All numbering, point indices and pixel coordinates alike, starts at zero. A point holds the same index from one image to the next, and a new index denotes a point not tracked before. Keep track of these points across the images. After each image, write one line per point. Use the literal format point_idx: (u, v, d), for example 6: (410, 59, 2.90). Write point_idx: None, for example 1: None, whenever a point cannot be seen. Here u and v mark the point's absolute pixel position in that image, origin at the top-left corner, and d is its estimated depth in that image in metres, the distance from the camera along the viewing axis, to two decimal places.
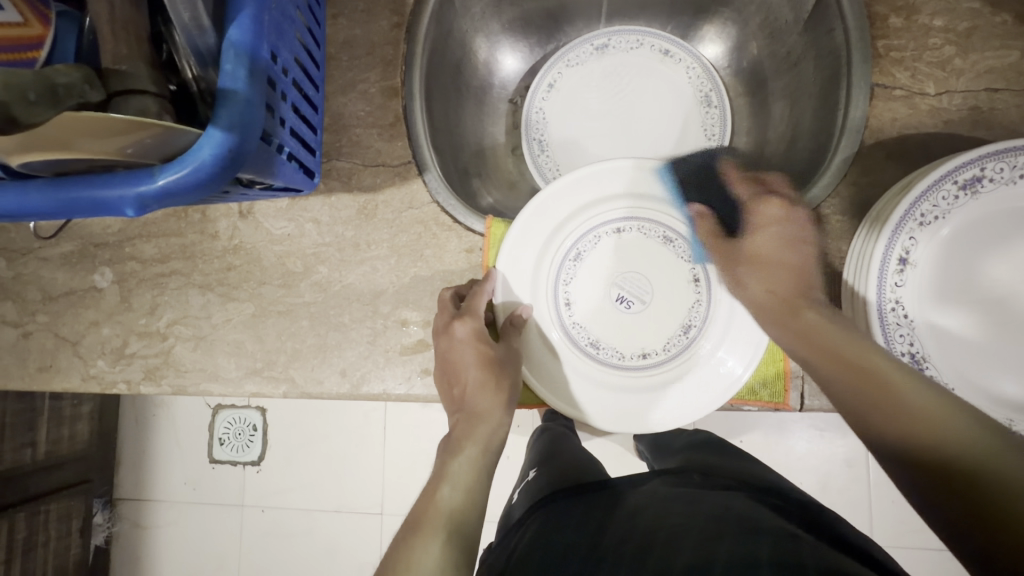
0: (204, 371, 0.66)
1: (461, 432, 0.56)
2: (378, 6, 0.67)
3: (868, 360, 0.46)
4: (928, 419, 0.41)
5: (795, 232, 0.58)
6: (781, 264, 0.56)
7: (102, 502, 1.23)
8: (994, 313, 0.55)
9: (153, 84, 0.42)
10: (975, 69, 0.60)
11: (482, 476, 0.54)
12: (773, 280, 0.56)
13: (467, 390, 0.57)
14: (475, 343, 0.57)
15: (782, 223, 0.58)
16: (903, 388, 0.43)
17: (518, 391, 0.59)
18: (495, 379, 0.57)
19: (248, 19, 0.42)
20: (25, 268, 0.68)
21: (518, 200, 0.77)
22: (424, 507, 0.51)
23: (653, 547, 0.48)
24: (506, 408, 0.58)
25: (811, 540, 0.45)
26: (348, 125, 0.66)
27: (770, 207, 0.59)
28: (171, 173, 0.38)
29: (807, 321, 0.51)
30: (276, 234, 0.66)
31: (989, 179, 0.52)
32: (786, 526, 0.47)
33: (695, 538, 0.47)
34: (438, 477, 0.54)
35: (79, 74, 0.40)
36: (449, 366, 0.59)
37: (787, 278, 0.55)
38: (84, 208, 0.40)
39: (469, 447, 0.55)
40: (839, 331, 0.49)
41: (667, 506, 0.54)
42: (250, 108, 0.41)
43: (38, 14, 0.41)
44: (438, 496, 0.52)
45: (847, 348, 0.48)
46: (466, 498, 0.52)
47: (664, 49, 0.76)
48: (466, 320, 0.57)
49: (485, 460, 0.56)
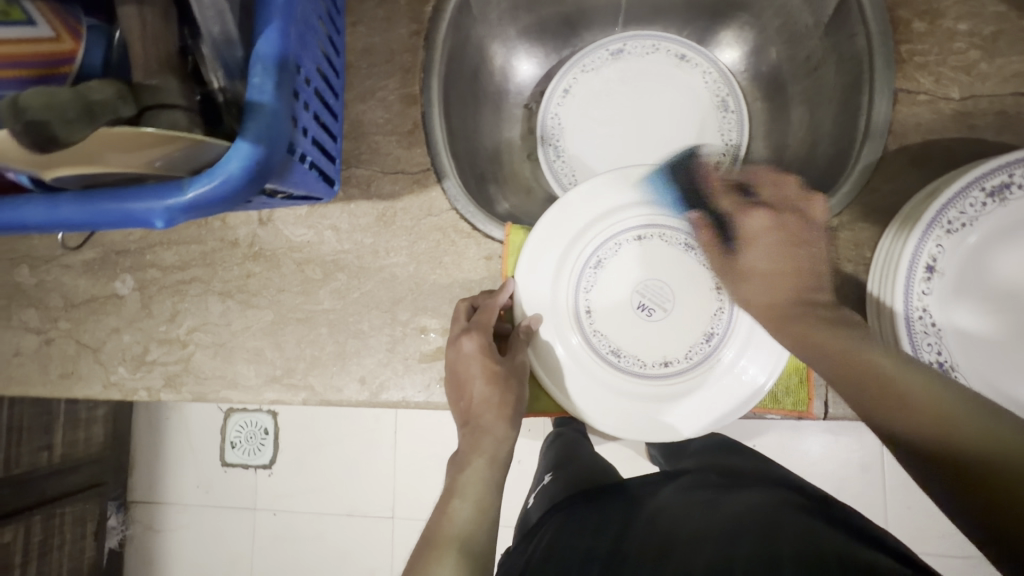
0: (224, 378, 0.66)
1: (469, 445, 0.56)
2: (396, 14, 0.67)
3: (889, 368, 0.45)
4: (951, 411, 0.41)
5: (792, 236, 0.53)
6: (768, 259, 0.53)
7: (116, 504, 1.24)
8: (1021, 321, 0.54)
9: (183, 98, 0.43)
10: (1001, 73, 0.59)
11: (490, 488, 0.54)
12: (771, 287, 0.53)
13: (472, 405, 0.56)
14: (482, 357, 0.57)
15: (771, 233, 0.53)
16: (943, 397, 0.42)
17: (524, 403, 0.58)
18: (501, 394, 0.57)
19: (276, 31, 0.43)
20: (48, 275, 0.69)
21: (535, 206, 0.77)
22: (439, 523, 0.51)
23: (674, 549, 0.48)
24: (512, 424, 0.57)
25: (831, 534, 0.45)
26: (367, 133, 0.66)
27: (754, 219, 0.54)
28: (200, 186, 0.39)
29: (844, 339, 0.48)
30: (296, 242, 0.66)
31: (1019, 186, 0.52)
32: (808, 519, 0.47)
33: (714, 539, 0.47)
34: (450, 491, 0.53)
35: (112, 92, 0.39)
36: (455, 379, 0.58)
37: (782, 285, 0.52)
38: (111, 220, 0.40)
39: (475, 459, 0.55)
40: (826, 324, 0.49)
41: (688, 508, 0.54)
42: (277, 120, 0.41)
43: (70, 28, 0.42)
44: (451, 509, 0.52)
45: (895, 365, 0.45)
46: (479, 509, 0.52)
47: (681, 54, 0.76)
48: (472, 335, 0.57)
49: (494, 472, 0.55)
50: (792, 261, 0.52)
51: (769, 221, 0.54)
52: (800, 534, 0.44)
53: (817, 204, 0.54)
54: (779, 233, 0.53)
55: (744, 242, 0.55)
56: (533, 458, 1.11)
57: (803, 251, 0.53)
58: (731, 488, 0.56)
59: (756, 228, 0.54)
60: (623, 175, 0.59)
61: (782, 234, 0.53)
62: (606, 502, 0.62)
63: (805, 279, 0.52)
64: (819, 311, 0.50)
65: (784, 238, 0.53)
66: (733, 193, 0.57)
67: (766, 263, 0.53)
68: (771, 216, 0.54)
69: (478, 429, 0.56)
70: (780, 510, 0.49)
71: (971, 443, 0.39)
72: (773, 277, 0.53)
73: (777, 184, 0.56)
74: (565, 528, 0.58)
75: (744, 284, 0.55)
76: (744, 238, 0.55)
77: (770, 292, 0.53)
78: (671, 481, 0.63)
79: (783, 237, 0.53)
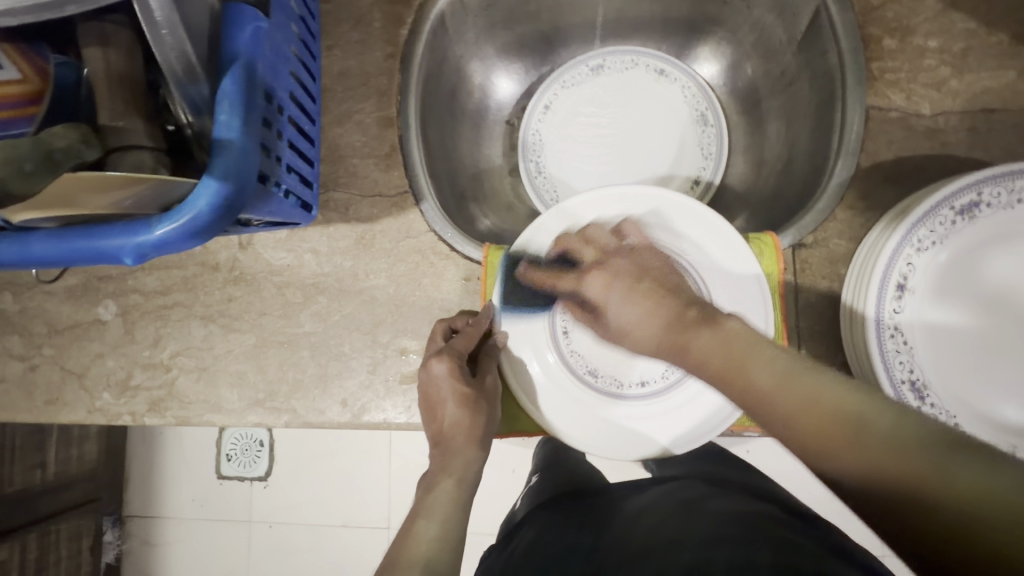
0: (207, 403, 0.66)
1: (438, 466, 0.58)
2: (373, 37, 0.68)
3: (787, 390, 0.40)
4: (863, 426, 0.36)
5: (631, 277, 0.53)
6: (644, 312, 0.50)
7: (111, 519, 1.25)
8: (991, 336, 0.55)
9: (149, 138, 0.44)
10: (971, 90, 0.60)
11: (456, 511, 0.56)
12: (645, 334, 0.50)
13: (440, 426, 0.58)
14: (452, 381, 0.56)
15: (613, 283, 0.54)
16: (841, 400, 0.38)
17: (495, 423, 0.59)
18: (473, 418, 0.57)
19: (241, 69, 0.43)
20: (31, 301, 0.69)
21: (516, 223, 0.77)
22: (403, 545, 0.54)
23: (650, 553, 0.47)
24: (482, 445, 0.58)
25: (807, 545, 0.42)
26: (345, 156, 0.67)
27: (595, 280, 0.56)
28: (169, 223, 0.39)
29: (737, 352, 0.44)
30: (276, 265, 0.66)
31: (987, 204, 0.52)
32: (787, 531, 0.45)
33: (688, 548, 0.45)
34: (418, 510, 0.56)
35: (76, 135, 0.41)
36: (427, 402, 0.58)
37: (652, 328, 0.49)
38: (82, 257, 0.40)
39: (444, 480, 0.57)
40: (717, 340, 0.45)
41: (667, 513, 0.53)
42: (245, 156, 0.41)
43: (38, 68, 0.43)
44: (415, 529, 0.55)
45: (778, 374, 0.41)
46: (442, 532, 0.54)
47: (659, 69, 0.76)
48: (445, 358, 0.57)
49: (461, 492, 0.57)
50: (654, 298, 0.50)
51: (616, 278, 0.54)
52: (777, 543, 0.42)
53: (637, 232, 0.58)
54: (623, 281, 0.53)
55: (599, 306, 0.55)
56: (525, 468, 1.11)
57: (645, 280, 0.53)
58: (712, 496, 0.55)
59: (603, 288, 0.55)
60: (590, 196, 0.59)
61: (623, 281, 0.53)
62: (585, 507, 0.61)
63: (673, 314, 0.48)
64: (701, 325, 0.47)
65: (631, 282, 0.53)
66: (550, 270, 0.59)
67: (638, 318, 0.50)
68: (604, 276, 0.55)
69: (448, 450, 0.57)
70: (757, 521, 0.47)
71: (887, 454, 0.35)
72: (640, 322, 0.50)
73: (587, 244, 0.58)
74: (543, 536, 0.57)
75: (629, 340, 0.52)
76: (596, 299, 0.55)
77: (649, 329, 0.49)
78: (654, 486, 0.62)
79: (629, 283, 0.53)
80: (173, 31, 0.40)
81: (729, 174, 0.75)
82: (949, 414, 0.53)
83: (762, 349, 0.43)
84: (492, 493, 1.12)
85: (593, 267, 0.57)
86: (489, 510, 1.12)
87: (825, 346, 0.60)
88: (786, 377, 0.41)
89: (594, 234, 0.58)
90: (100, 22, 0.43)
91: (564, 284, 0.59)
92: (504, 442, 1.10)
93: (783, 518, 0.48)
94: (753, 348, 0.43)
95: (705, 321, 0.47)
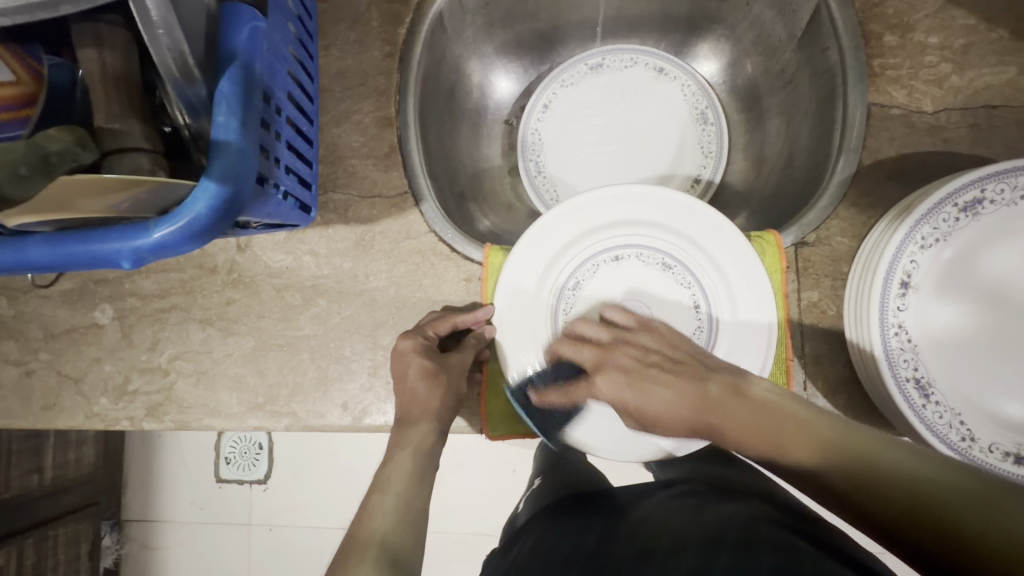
0: (206, 407, 0.66)
1: (395, 440, 0.57)
2: (370, 36, 0.67)
3: (801, 442, 0.46)
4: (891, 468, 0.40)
5: (636, 374, 0.56)
6: (666, 401, 0.53)
7: (110, 524, 1.24)
8: (994, 333, 0.55)
9: (145, 141, 0.43)
10: (973, 86, 0.60)
11: (415, 485, 0.55)
12: (677, 420, 0.53)
13: (402, 400, 0.58)
14: (418, 355, 0.58)
15: (627, 372, 0.56)
16: (872, 450, 0.42)
17: (454, 402, 0.59)
18: (433, 391, 0.58)
19: (238, 70, 0.42)
20: (26, 306, 0.68)
21: (516, 223, 0.77)
22: (361, 522, 0.51)
23: (656, 557, 0.46)
24: (442, 419, 0.58)
25: (810, 548, 0.41)
26: (344, 157, 0.66)
27: (603, 386, 0.57)
28: (166, 227, 0.38)
29: (779, 427, 0.47)
30: (275, 267, 0.66)
31: (990, 201, 0.52)
32: (788, 533, 0.44)
33: (693, 553, 0.43)
34: (376, 484, 0.55)
35: (72, 138, 0.40)
36: (396, 375, 0.59)
37: (684, 408, 0.53)
38: (80, 262, 0.40)
39: (401, 453, 0.56)
40: (742, 406, 0.50)
41: (671, 516, 0.52)
42: (243, 157, 0.41)
43: (31, 71, 0.41)
44: (372, 504, 0.53)
45: (807, 437, 0.45)
46: (401, 508, 0.52)
47: (659, 67, 0.76)
48: (411, 335, 0.59)
49: (421, 465, 0.56)
50: (670, 387, 0.54)
51: (618, 380, 0.56)
52: (778, 546, 0.41)
53: (614, 309, 0.61)
54: (627, 380, 0.56)
55: (627, 414, 0.56)
56: (527, 468, 1.11)
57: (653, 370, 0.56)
58: (716, 498, 0.54)
59: (614, 392, 0.56)
60: (585, 201, 0.59)
61: (631, 376, 0.56)
62: (587, 511, 0.60)
63: (690, 393, 0.53)
64: (730, 400, 0.51)
65: (638, 375, 0.56)
66: (571, 345, 0.59)
67: (659, 408, 0.54)
68: (608, 376, 0.57)
69: (407, 423, 0.57)
70: (759, 523, 0.46)
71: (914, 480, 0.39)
72: (670, 408, 0.53)
73: (579, 345, 0.59)
74: (546, 540, 0.56)
75: (663, 427, 0.54)
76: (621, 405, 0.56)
77: (678, 411, 0.53)
78: (660, 488, 0.60)
79: (631, 377, 0.56)
80: (169, 31, 0.39)
81: (728, 173, 0.75)
82: (955, 411, 0.53)
83: (806, 422, 0.47)
84: (494, 493, 1.11)
85: (599, 369, 0.57)
86: (490, 511, 1.12)
87: (828, 344, 0.60)
88: (805, 428, 0.46)
89: (583, 329, 0.60)
90: (94, 22, 0.42)
91: (580, 393, 0.58)
92: (506, 443, 1.09)
93: (785, 518, 0.47)
94: (788, 412, 0.48)
95: (732, 394, 0.51)
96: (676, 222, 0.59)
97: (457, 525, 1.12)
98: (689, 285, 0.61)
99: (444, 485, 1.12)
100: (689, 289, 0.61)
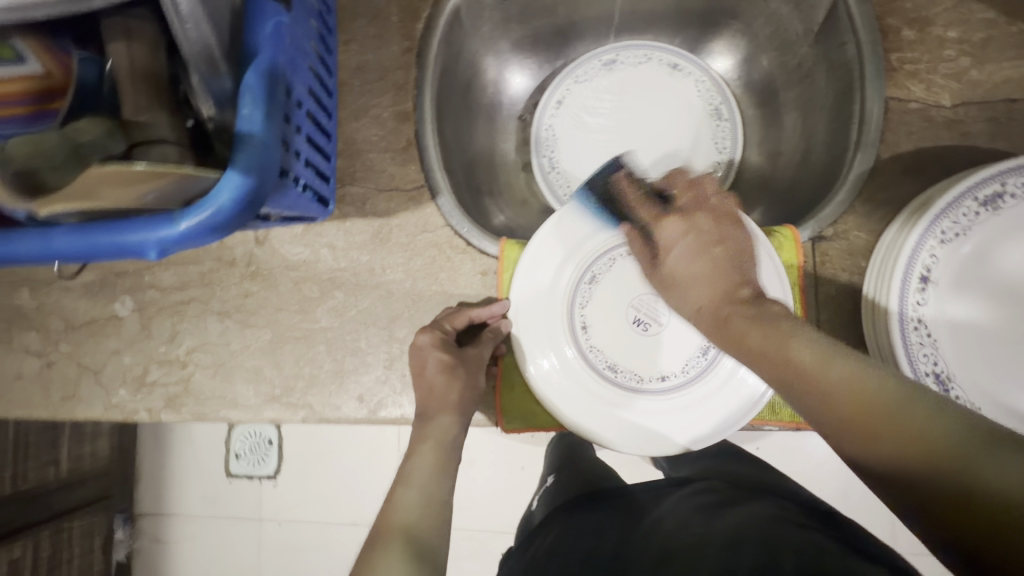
0: (224, 398, 0.66)
1: (417, 434, 0.57)
2: (388, 32, 0.68)
3: (828, 375, 0.40)
4: (902, 424, 0.36)
5: (705, 237, 0.54)
6: (699, 272, 0.52)
7: (123, 517, 1.25)
8: (1014, 328, 0.55)
9: (172, 133, 0.44)
10: (992, 80, 0.60)
11: (438, 477, 0.55)
12: (699, 287, 0.52)
13: (421, 394, 0.58)
14: (437, 349, 0.58)
15: (684, 240, 0.55)
16: (894, 396, 0.38)
17: (473, 395, 0.59)
18: (452, 384, 0.58)
19: (264, 63, 0.43)
20: (48, 298, 0.69)
21: (531, 218, 0.77)
22: (386, 513, 0.52)
23: (677, 557, 0.45)
24: (462, 411, 0.58)
25: (836, 549, 0.40)
26: (361, 151, 0.67)
27: (669, 228, 0.57)
28: (192, 218, 0.39)
29: (797, 347, 0.42)
30: (293, 260, 0.67)
31: (1011, 195, 0.52)
32: (810, 532, 0.44)
33: (715, 553, 0.43)
34: (399, 478, 0.55)
35: (102, 130, 0.41)
36: (415, 370, 0.60)
37: (707, 288, 0.51)
38: (105, 253, 0.40)
39: (424, 447, 0.56)
40: (762, 331, 0.45)
41: (690, 516, 0.51)
42: (267, 149, 0.41)
43: (61, 63, 0.43)
44: (396, 497, 0.53)
45: (823, 357, 0.41)
46: (426, 499, 0.53)
47: (673, 63, 0.76)
48: (428, 329, 0.60)
49: (442, 458, 0.56)
50: (711, 267, 0.52)
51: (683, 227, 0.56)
52: (802, 547, 0.41)
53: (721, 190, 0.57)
54: (695, 240, 0.54)
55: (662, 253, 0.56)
56: (537, 465, 1.11)
57: (713, 250, 0.53)
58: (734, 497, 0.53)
59: (673, 236, 0.56)
60: None
61: (696, 238, 0.55)
62: (604, 512, 0.60)
63: (727, 280, 0.51)
64: (745, 319, 0.47)
65: (707, 241, 0.54)
66: (644, 204, 0.60)
67: (689, 268, 0.54)
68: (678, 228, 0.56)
69: (427, 417, 0.58)
70: (780, 523, 0.46)
71: (961, 471, 0.33)
72: (700, 278, 0.52)
73: (689, 189, 0.58)
74: (565, 540, 0.56)
75: (678, 290, 0.54)
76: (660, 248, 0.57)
77: (696, 292, 0.52)
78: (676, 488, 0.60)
79: (705, 243, 0.54)
80: (197, 25, 0.40)
81: (743, 168, 0.75)
82: (973, 406, 0.52)
83: (826, 349, 0.42)
84: (504, 489, 1.12)
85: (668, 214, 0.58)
86: (500, 506, 1.12)
87: (845, 339, 0.60)
88: (828, 354, 0.41)
89: (704, 183, 0.58)
90: (123, 17, 0.43)
91: (644, 211, 0.60)
92: (516, 438, 1.10)
93: (805, 518, 0.47)
94: (796, 332, 0.43)
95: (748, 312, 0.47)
96: (714, 204, 0.57)
97: (466, 520, 1.12)
98: None
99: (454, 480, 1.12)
100: None
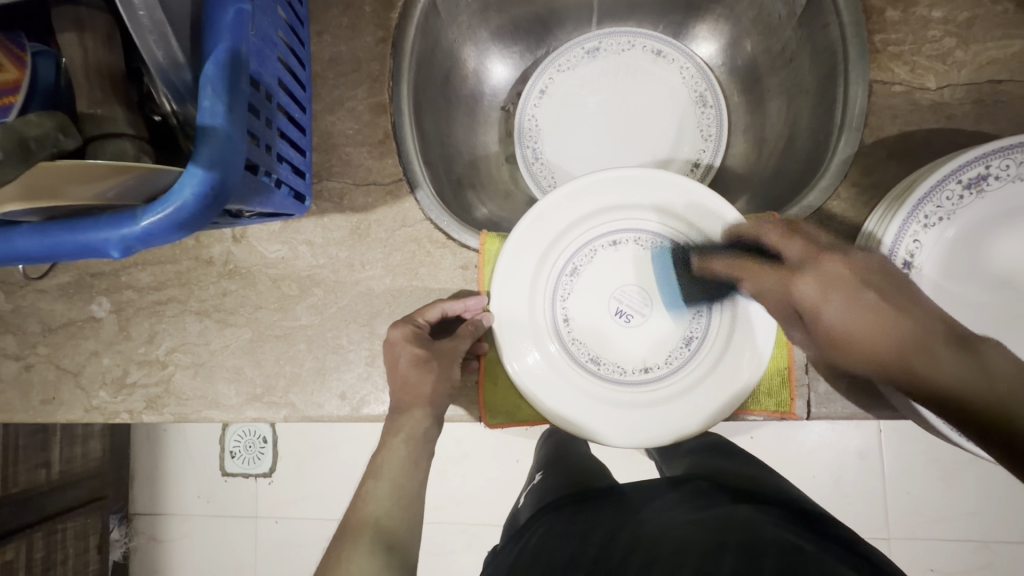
0: (205, 398, 0.65)
1: (389, 429, 0.56)
2: (362, 21, 0.66)
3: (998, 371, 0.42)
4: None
5: (858, 283, 0.48)
6: (867, 323, 0.47)
7: (118, 518, 1.24)
8: (1000, 311, 0.54)
9: (130, 126, 0.43)
10: (977, 61, 0.59)
11: (408, 471, 0.54)
12: (864, 342, 0.47)
13: (394, 388, 0.57)
14: (410, 343, 0.57)
15: (844, 285, 0.48)
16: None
17: (446, 389, 0.58)
18: (425, 378, 0.57)
19: (225, 53, 0.41)
20: (24, 300, 0.68)
21: (514, 210, 0.76)
22: (356, 506, 0.53)
23: (660, 558, 0.45)
24: (436, 404, 0.57)
25: (817, 555, 0.41)
26: (338, 144, 0.66)
27: (806, 287, 0.49)
28: (154, 214, 0.38)
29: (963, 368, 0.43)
30: (271, 258, 0.65)
31: (995, 177, 0.51)
32: (791, 534, 0.45)
33: (697, 556, 0.43)
34: (370, 468, 0.55)
35: (53, 124, 0.39)
36: (388, 363, 0.58)
37: (883, 338, 0.46)
38: (67, 252, 0.39)
39: (395, 441, 0.55)
40: (930, 337, 0.45)
41: (674, 515, 0.51)
42: (231, 143, 0.40)
43: (14, 58, 0.41)
44: (366, 488, 0.54)
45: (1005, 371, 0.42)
46: (397, 492, 0.54)
47: (657, 50, 0.74)
48: (402, 324, 0.58)
49: (415, 451, 0.55)
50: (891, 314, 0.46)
51: (825, 285, 0.49)
52: (783, 550, 0.41)
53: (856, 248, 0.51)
54: (843, 291, 0.48)
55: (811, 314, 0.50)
56: (530, 458, 1.11)
57: (870, 299, 0.47)
58: (720, 497, 0.53)
59: (816, 296, 0.49)
60: (578, 186, 0.58)
61: (845, 291, 0.48)
62: (591, 502, 0.60)
63: (898, 330, 0.46)
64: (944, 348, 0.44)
65: (857, 291, 0.48)
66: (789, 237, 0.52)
67: (859, 325, 0.47)
68: (823, 283, 0.49)
69: (399, 410, 0.56)
70: (755, 526, 0.46)
71: None
72: (870, 335, 0.47)
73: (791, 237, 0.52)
74: (555, 527, 0.56)
75: (840, 347, 0.49)
76: (817, 307, 0.49)
77: (869, 342, 0.47)
78: (670, 487, 0.58)
79: (846, 289, 0.48)
80: (150, 12, 0.39)
81: (728, 155, 0.74)
82: None
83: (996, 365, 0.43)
84: (497, 483, 1.11)
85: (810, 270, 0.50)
86: (494, 500, 1.11)
87: None
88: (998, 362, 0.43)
89: (805, 230, 0.53)
90: (75, 6, 0.42)
91: (768, 278, 0.52)
92: (507, 432, 1.09)
93: (791, 522, 0.47)
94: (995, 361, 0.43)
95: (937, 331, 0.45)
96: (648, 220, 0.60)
97: (460, 515, 1.12)
98: (688, 269, 0.60)
99: (447, 475, 1.12)
100: (687, 273, 0.60)
